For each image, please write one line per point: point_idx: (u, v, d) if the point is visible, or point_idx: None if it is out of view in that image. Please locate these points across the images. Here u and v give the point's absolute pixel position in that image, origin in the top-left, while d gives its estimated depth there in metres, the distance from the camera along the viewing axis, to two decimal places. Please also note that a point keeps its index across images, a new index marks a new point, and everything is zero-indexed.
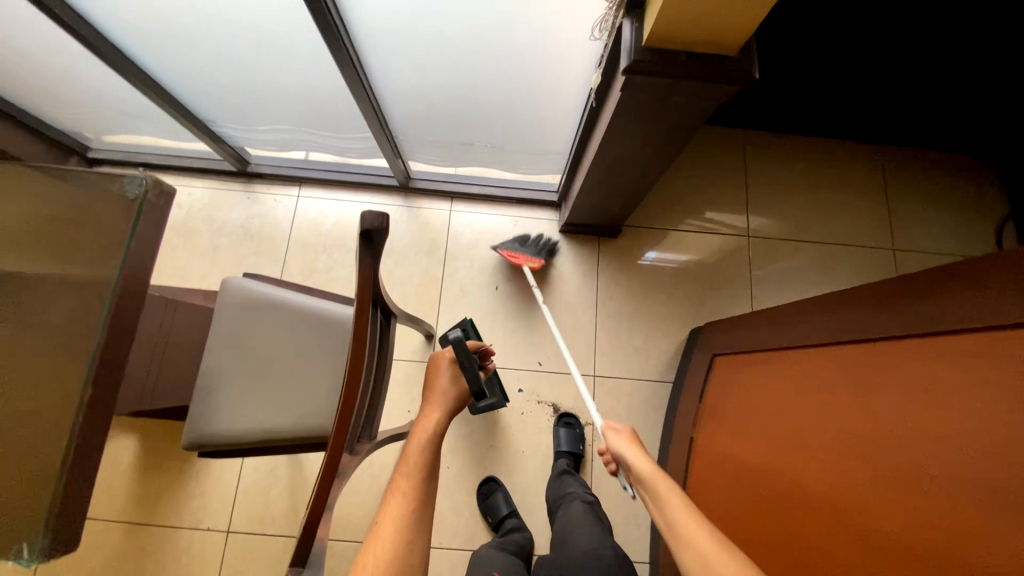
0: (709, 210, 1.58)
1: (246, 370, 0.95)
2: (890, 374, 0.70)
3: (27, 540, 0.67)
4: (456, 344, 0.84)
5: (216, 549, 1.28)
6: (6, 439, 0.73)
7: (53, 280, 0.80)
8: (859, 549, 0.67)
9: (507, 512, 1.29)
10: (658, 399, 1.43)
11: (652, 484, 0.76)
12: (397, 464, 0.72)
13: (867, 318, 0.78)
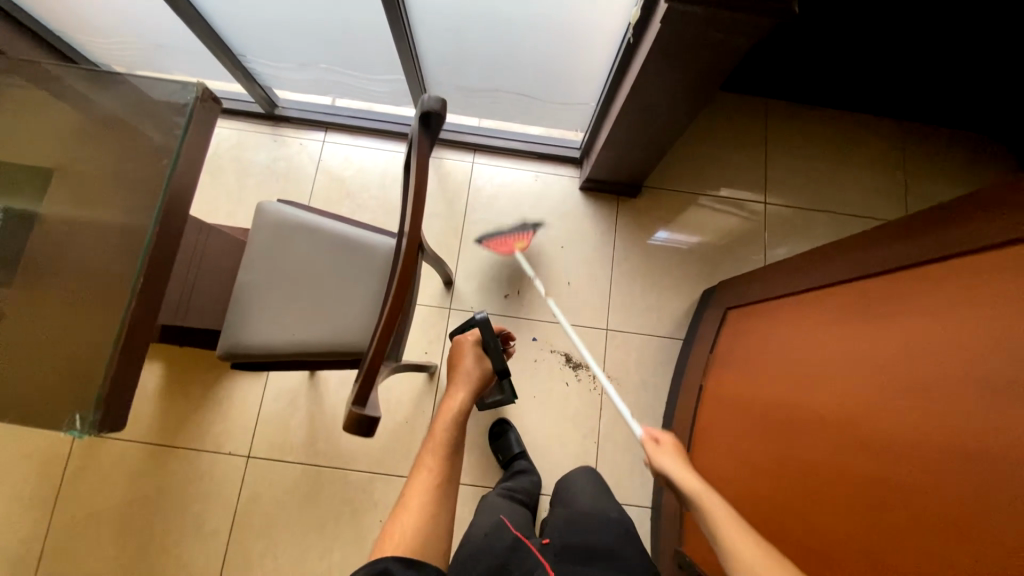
0: (724, 187, 1.59)
1: (282, 286, 0.98)
2: (903, 300, 0.73)
3: (79, 414, 0.70)
4: (482, 325, 0.90)
5: (237, 472, 1.33)
6: (70, 322, 0.78)
7: (108, 176, 0.85)
8: (862, 457, 0.71)
9: (518, 452, 1.34)
10: (668, 354, 1.46)
11: (711, 511, 0.71)
12: (424, 443, 0.83)
13: (876, 253, 0.81)
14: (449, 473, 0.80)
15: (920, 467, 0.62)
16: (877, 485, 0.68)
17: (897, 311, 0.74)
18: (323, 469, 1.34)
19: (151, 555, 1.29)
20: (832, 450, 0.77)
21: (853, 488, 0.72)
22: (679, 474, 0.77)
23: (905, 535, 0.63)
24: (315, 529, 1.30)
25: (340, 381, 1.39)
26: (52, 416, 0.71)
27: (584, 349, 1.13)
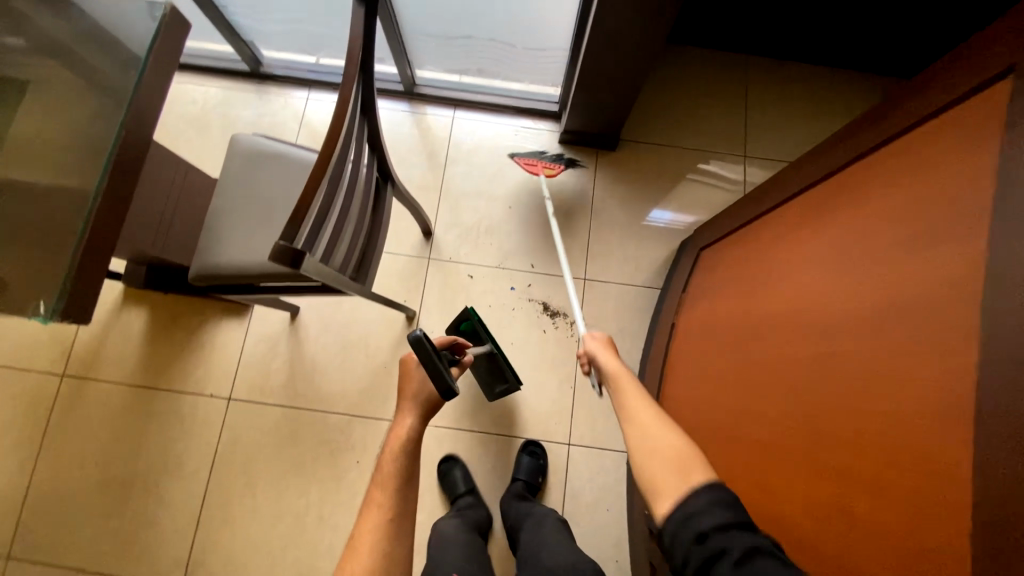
0: (714, 159, 1.57)
1: (252, 210, 1.01)
2: (851, 194, 0.74)
3: (44, 300, 0.74)
4: (418, 341, 0.82)
5: (217, 412, 1.36)
6: (35, 222, 0.81)
7: (75, 90, 0.88)
8: (811, 339, 0.72)
9: (463, 490, 1.29)
10: (646, 303, 1.46)
11: (621, 383, 0.76)
12: (372, 480, 0.78)
13: (828, 157, 0.82)
14: (401, 506, 0.76)
15: (862, 333, 0.63)
16: (819, 391, 0.68)
17: (846, 203, 0.75)
18: (301, 412, 1.36)
19: (133, 492, 1.32)
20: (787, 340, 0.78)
21: (802, 368, 0.72)
22: (605, 358, 0.83)
23: (836, 435, 0.63)
24: (293, 469, 1.33)
25: (320, 326, 1.41)
26: (18, 303, 0.75)
27: (580, 320, 1.09)
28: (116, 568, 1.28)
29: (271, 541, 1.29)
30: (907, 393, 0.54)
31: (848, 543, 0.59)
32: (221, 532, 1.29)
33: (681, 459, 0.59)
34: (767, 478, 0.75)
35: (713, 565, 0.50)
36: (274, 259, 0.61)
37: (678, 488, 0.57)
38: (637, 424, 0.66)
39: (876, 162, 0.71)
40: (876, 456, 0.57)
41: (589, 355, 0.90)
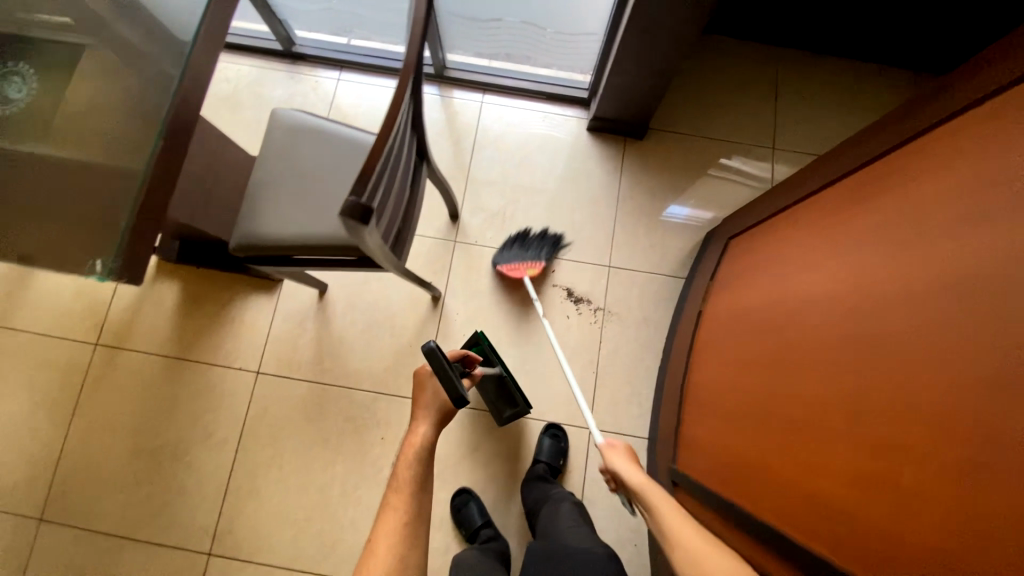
0: (736, 157, 1.56)
1: (293, 183, 1.03)
2: (911, 174, 0.74)
3: (100, 259, 0.77)
4: (433, 352, 0.88)
5: (246, 385, 1.39)
6: (89, 184, 0.84)
7: (121, 56, 0.91)
8: (858, 319, 0.72)
9: (481, 523, 1.28)
10: (669, 293, 1.47)
11: (651, 498, 0.81)
12: (390, 484, 0.84)
13: (891, 131, 0.82)
14: (417, 510, 0.81)
15: (918, 310, 0.63)
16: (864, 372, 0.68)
17: (902, 184, 0.75)
18: (327, 388, 1.38)
19: (162, 460, 1.36)
20: (831, 321, 0.78)
21: (848, 348, 0.72)
22: (628, 471, 0.87)
23: (881, 416, 0.63)
24: (318, 443, 1.35)
25: (347, 305, 1.43)
26: (72, 260, 0.78)
27: (588, 411, 1.12)
28: (145, 533, 1.31)
29: (296, 512, 1.32)
30: (961, 375, 0.55)
31: (889, 521, 0.60)
32: (248, 501, 1.32)
33: None
34: (798, 459, 0.76)
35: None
36: (345, 214, 0.63)
37: None
38: (689, 560, 0.71)
39: (945, 137, 0.71)
40: (926, 436, 0.57)
41: (608, 471, 0.93)
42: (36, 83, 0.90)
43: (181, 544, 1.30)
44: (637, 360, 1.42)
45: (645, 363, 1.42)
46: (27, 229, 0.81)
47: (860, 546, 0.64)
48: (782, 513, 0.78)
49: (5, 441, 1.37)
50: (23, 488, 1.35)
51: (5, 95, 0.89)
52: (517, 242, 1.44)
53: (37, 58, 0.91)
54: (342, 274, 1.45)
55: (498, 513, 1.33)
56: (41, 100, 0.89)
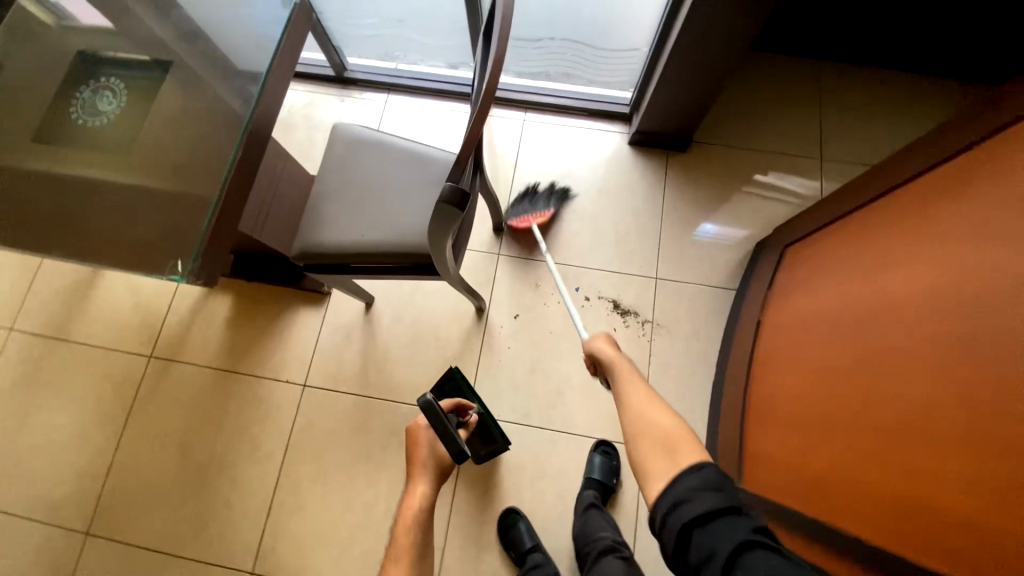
0: (774, 170, 1.54)
1: (353, 193, 1.05)
2: (1007, 161, 0.71)
3: (181, 260, 0.81)
4: (428, 407, 0.89)
5: (293, 398, 1.38)
6: (170, 193, 0.89)
7: (200, 74, 0.98)
8: (964, 318, 0.67)
9: (530, 546, 1.20)
10: (720, 305, 1.42)
11: (620, 373, 0.75)
12: (388, 554, 0.82)
13: (970, 128, 0.80)
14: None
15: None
16: (967, 371, 0.65)
17: (998, 174, 0.72)
18: (372, 400, 1.37)
19: (208, 473, 1.35)
20: (931, 322, 0.72)
21: (954, 348, 0.67)
22: (603, 349, 0.81)
23: (988, 417, 0.60)
24: (362, 456, 1.33)
25: (393, 317, 1.44)
26: (155, 262, 0.82)
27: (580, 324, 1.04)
28: (188, 549, 1.29)
29: (338, 529, 1.28)
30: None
31: (992, 526, 0.57)
32: (291, 517, 1.29)
33: (676, 450, 0.61)
34: (881, 463, 0.73)
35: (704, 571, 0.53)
36: (444, 197, 0.68)
37: (667, 469, 0.60)
38: (635, 414, 0.67)
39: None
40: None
41: (587, 352, 0.85)
42: (125, 96, 0.97)
43: (224, 561, 1.27)
44: (690, 374, 1.36)
45: (699, 378, 1.36)
46: (113, 234, 0.86)
47: (956, 553, 0.60)
48: (861, 521, 0.75)
49: (58, 451, 1.39)
50: (70, 500, 1.35)
51: (98, 108, 0.96)
52: (525, 198, 1.46)
53: (127, 75, 0.98)
54: (388, 287, 1.46)
55: (547, 536, 1.26)
56: (129, 112, 0.96)
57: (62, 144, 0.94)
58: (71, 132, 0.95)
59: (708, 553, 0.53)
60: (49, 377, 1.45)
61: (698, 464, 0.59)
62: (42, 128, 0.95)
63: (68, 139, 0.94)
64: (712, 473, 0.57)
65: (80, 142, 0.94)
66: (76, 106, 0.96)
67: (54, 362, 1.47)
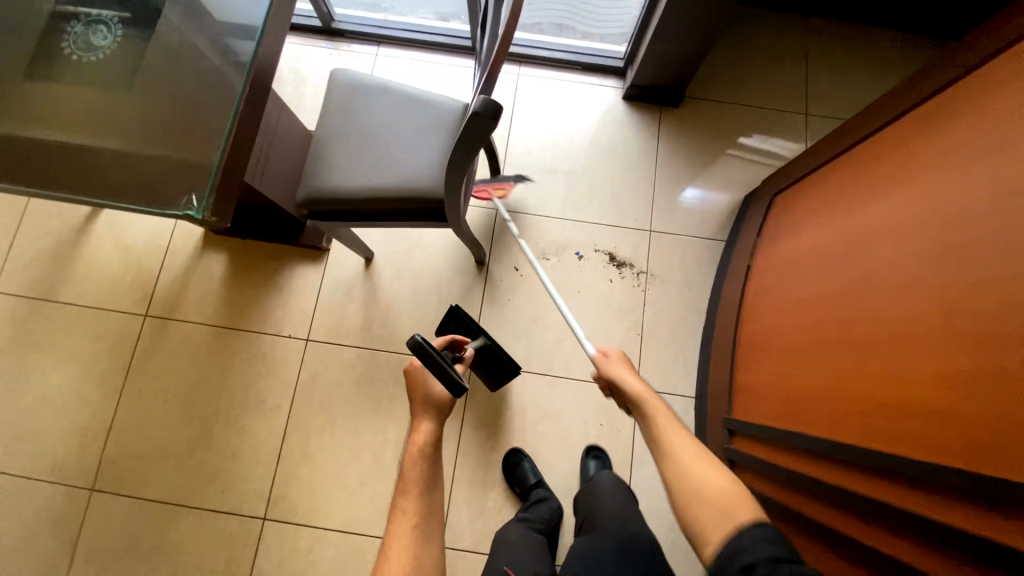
0: (759, 135, 1.58)
1: (356, 138, 1.04)
2: (992, 94, 0.76)
3: (195, 195, 0.80)
4: (419, 347, 0.87)
5: (296, 352, 1.40)
6: (175, 130, 0.86)
7: (196, 8, 0.95)
8: (945, 242, 0.74)
9: (535, 481, 1.28)
10: (711, 256, 1.48)
11: (650, 410, 0.76)
12: (398, 486, 0.80)
13: (954, 64, 0.84)
14: (427, 509, 0.79)
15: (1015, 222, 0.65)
16: (953, 283, 0.71)
17: (981, 107, 0.77)
18: (376, 352, 1.40)
19: (214, 428, 1.36)
20: (914, 249, 0.79)
21: (935, 269, 0.74)
22: (626, 381, 0.82)
23: (970, 319, 0.67)
24: (369, 406, 1.36)
25: (394, 272, 1.45)
26: (166, 197, 0.80)
27: (582, 333, 1.05)
28: (199, 500, 1.31)
29: (349, 474, 1.32)
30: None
31: (972, 412, 0.64)
32: (301, 465, 1.33)
33: (727, 500, 0.63)
34: (871, 374, 0.80)
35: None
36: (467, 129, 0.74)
37: (725, 526, 0.61)
38: (673, 459, 0.68)
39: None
40: (1014, 329, 0.61)
41: (604, 379, 0.87)
42: (120, 31, 0.94)
43: (236, 510, 1.30)
44: (682, 321, 1.44)
45: (691, 323, 1.43)
46: (119, 171, 0.83)
47: (938, 440, 0.68)
48: (848, 428, 0.82)
49: (55, 412, 1.38)
50: (73, 459, 1.35)
51: (91, 43, 0.93)
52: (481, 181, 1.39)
53: (117, 9, 0.94)
54: (388, 242, 1.47)
55: (549, 473, 1.34)
56: (125, 48, 0.93)
57: (57, 80, 0.91)
58: (65, 67, 0.92)
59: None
60: (39, 338, 1.42)
61: (753, 520, 0.61)
62: (32, 64, 0.92)
63: (62, 74, 0.91)
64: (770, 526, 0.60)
65: (75, 77, 0.91)
66: (69, 41, 0.93)
67: (43, 323, 1.43)
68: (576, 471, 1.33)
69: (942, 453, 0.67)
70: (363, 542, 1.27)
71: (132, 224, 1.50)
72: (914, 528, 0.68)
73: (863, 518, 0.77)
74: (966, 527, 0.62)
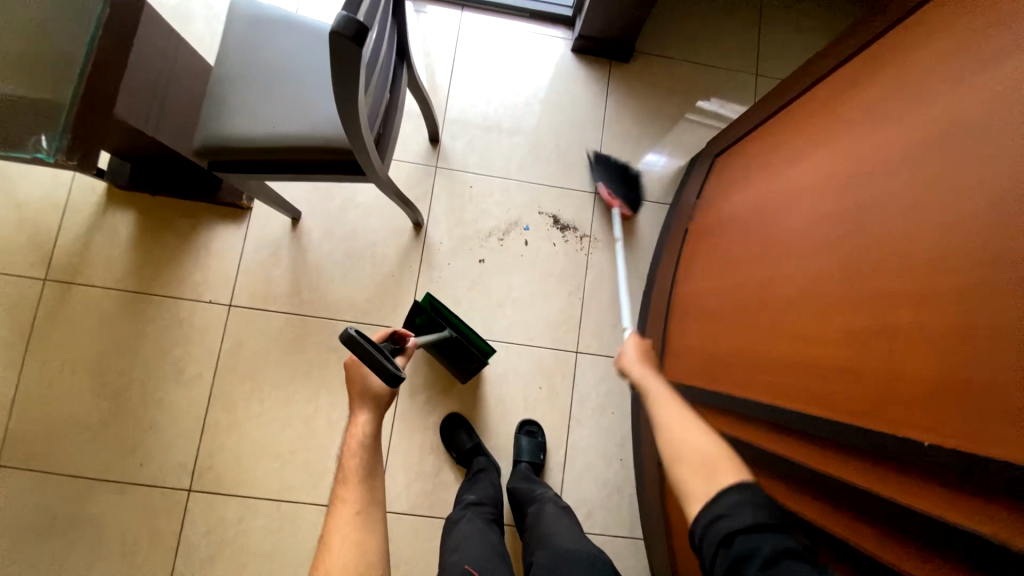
0: (714, 95, 1.53)
1: (259, 79, 0.93)
2: (914, 48, 0.74)
3: (44, 135, 0.70)
4: (353, 341, 0.77)
5: (218, 318, 1.31)
6: (20, 57, 0.74)
7: None
8: (853, 210, 0.74)
9: (470, 447, 1.27)
10: (654, 219, 1.47)
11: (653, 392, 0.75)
12: (337, 478, 0.78)
13: (884, 17, 0.82)
14: (369, 497, 0.78)
15: (918, 188, 0.64)
16: (859, 246, 0.71)
17: (902, 61, 0.75)
18: (306, 317, 1.33)
19: (130, 399, 1.28)
20: (828, 213, 0.79)
21: (843, 232, 0.75)
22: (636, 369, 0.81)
23: (870, 281, 0.67)
24: (300, 373, 1.31)
25: (323, 233, 1.37)
26: (8, 134, 0.69)
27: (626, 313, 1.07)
28: (118, 474, 1.24)
29: (279, 444, 1.28)
30: (973, 219, 0.56)
31: (892, 371, 0.62)
32: (227, 435, 1.27)
33: (711, 467, 0.61)
34: (785, 336, 0.80)
35: (742, 568, 0.54)
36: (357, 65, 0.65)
37: (707, 491, 0.60)
38: (663, 429, 0.68)
39: (950, 2, 0.70)
40: (933, 284, 0.59)
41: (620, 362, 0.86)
42: None
43: (158, 482, 1.24)
44: (622, 285, 1.43)
45: (630, 287, 1.43)
46: None
47: (857, 403, 0.65)
48: (759, 388, 0.84)
49: None
50: None
51: None
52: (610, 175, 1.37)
53: None
54: (316, 201, 1.37)
55: (488, 438, 1.33)
56: None
57: None
58: None
59: (750, 552, 0.54)
60: None
61: (735, 483, 0.59)
62: None
63: None
64: (753, 491, 0.58)
65: None
66: None
67: None
68: (514, 433, 1.33)
69: (862, 415, 0.64)
70: (294, 511, 1.25)
71: (22, 176, 1.33)
72: (823, 485, 0.69)
73: (774, 475, 0.79)
74: (861, 483, 0.63)
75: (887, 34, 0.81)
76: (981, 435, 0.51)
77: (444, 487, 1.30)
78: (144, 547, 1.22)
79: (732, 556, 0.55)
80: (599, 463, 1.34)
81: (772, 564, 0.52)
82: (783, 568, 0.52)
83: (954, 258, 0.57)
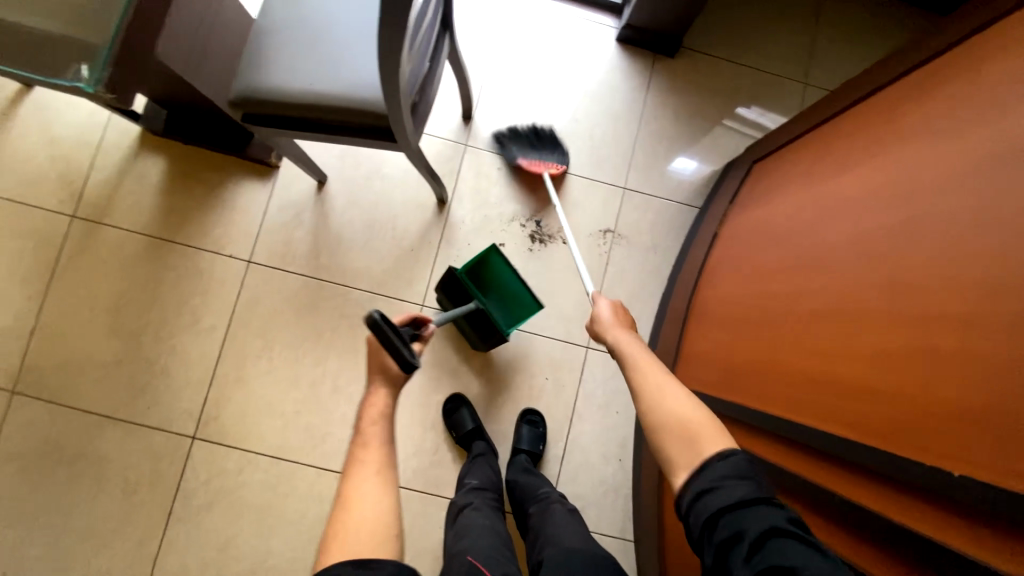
0: (758, 101, 1.48)
1: (300, 34, 0.92)
2: (981, 64, 0.69)
3: (87, 66, 0.69)
4: (378, 325, 0.81)
5: (236, 273, 1.32)
6: None
7: None
8: (897, 227, 0.71)
9: (472, 428, 1.27)
10: (681, 221, 1.43)
11: (633, 356, 0.74)
12: (356, 441, 0.77)
13: (951, 29, 0.77)
14: (388, 463, 0.76)
15: (970, 209, 0.61)
16: (899, 265, 0.68)
17: (967, 76, 0.71)
18: (323, 282, 1.33)
19: (144, 343, 1.30)
20: (869, 229, 0.75)
21: (884, 249, 0.71)
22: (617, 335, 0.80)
23: (907, 302, 0.64)
24: (311, 337, 1.31)
25: (347, 200, 1.36)
26: (49, 60, 0.69)
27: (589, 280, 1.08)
28: (127, 414, 1.27)
29: (284, 404, 1.29)
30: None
31: (925, 395, 0.59)
32: (234, 389, 1.29)
33: (697, 433, 0.62)
34: (809, 351, 0.78)
35: (729, 549, 0.54)
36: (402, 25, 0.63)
37: (691, 456, 0.61)
38: (649, 398, 0.67)
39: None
40: (977, 309, 0.56)
41: (598, 323, 0.86)
42: None
43: (164, 427, 1.27)
44: (640, 285, 1.40)
45: (648, 288, 1.40)
46: None
47: (879, 424, 0.63)
48: (775, 402, 0.82)
49: None
50: None
51: None
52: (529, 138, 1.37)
53: None
54: (344, 167, 1.37)
55: (489, 422, 1.33)
56: None
57: None
58: None
59: (735, 533, 0.53)
60: None
61: (719, 454, 0.59)
62: None
63: None
64: (739, 459, 0.58)
65: None
66: None
67: None
68: (515, 420, 1.33)
69: (888, 439, 0.61)
70: (292, 470, 1.26)
71: (60, 112, 1.35)
72: (831, 505, 0.67)
73: (780, 491, 0.77)
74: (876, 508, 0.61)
75: (949, 50, 0.77)
76: (1016, 470, 0.48)
77: (440, 466, 1.30)
78: (144, 488, 1.24)
79: (718, 531, 0.55)
80: (598, 461, 1.32)
81: (758, 539, 0.52)
82: (770, 545, 0.51)
83: (1003, 284, 0.54)
